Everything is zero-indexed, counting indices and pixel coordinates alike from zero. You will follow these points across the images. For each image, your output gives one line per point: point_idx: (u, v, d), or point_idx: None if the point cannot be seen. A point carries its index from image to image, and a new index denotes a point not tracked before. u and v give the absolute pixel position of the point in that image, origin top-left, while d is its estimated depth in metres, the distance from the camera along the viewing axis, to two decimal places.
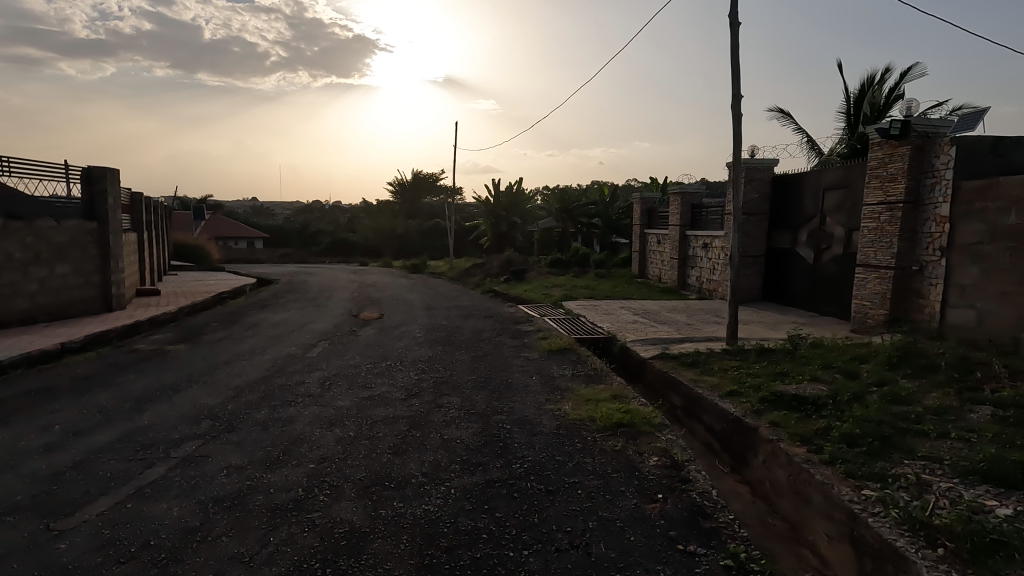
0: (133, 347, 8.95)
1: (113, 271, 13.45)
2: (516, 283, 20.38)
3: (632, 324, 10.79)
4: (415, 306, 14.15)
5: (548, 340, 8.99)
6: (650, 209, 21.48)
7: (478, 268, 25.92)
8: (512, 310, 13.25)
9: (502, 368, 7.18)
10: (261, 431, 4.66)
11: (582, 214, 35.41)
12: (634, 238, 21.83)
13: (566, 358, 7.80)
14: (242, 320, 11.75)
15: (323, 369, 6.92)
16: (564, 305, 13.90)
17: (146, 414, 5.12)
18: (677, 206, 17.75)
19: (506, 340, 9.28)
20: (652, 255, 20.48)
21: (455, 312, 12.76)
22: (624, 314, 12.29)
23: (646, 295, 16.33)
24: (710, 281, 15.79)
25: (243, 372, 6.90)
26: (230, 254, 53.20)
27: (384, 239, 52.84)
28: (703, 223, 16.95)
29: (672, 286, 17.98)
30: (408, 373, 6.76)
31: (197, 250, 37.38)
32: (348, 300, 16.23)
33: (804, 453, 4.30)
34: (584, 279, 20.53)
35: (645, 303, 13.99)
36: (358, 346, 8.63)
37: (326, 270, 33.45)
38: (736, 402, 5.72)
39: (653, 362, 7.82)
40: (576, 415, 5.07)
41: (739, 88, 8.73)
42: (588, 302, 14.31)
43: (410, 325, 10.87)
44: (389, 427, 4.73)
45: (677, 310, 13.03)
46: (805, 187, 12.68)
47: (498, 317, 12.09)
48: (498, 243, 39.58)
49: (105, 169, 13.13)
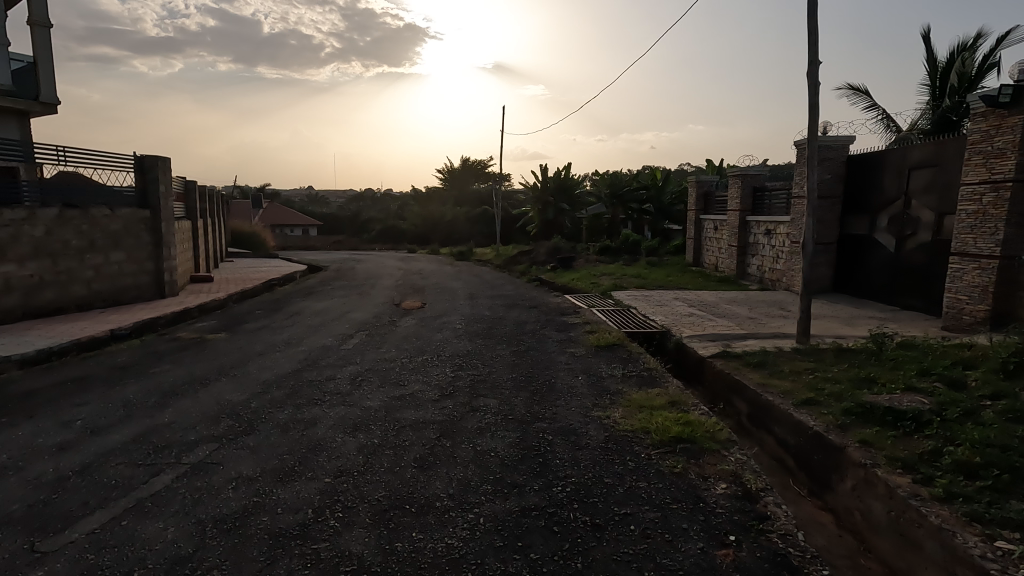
0: (176, 335, 8.94)
1: (165, 258, 13.72)
2: (563, 271, 19.70)
3: (688, 318, 9.98)
4: (458, 295, 13.76)
5: (596, 335, 8.35)
6: (706, 193, 20.25)
7: (525, 255, 25.39)
8: (558, 300, 12.65)
9: (546, 365, 6.62)
10: (280, 435, 4.31)
11: (632, 199, 34.22)
12: (689, 224, 20.67)
13: (615, 355, 7.17)
14: (285, 309, 11.70)
15: (356, 364, 6.57)
16: (613, 295, 13.18)
17: (168, 410, 4.88)
18: (737, 190, 16.56)
19: (551, 333, 8.71)
20: (709, 242, 19.31)
21: (499, 302, 12.27)
22: (679, 305, 11.45)
23: (702, 285, 15.33)
24: (773, 270, 14.65)
25: (275, 364, 6.66)
26: (285, 242, 54.79)
27: (433, 227, 53.09)
28: (767, 208, 15.71)
29: (730, 275, 16.87)
30: (445, 369, 6.32)
31: (253, 238, 38.53)
32: (392, 288, 16.05)
33: (909, 485, 3.55)
34: (635, 268, 19.64)
35: (701, 294, 13.08)
36: (395, 338, 8.28)
37: (375, 258, 33.75)
38: (815, 414, 4.94)
39: (714, 361, 7.06)
40: (628, 426, 4.46)
41: (815, 54, 7.74)
42: (639, 292, 13.51)
43: (451, 316, 10.45)
44: (417, 434, 4.28)
45: (737, 302, 12.05)
46: (886, 166, 11.39)
47: (544, 307, 11.53)
48: (546, 230, 38.90)
49: (156, 158, 13.33)
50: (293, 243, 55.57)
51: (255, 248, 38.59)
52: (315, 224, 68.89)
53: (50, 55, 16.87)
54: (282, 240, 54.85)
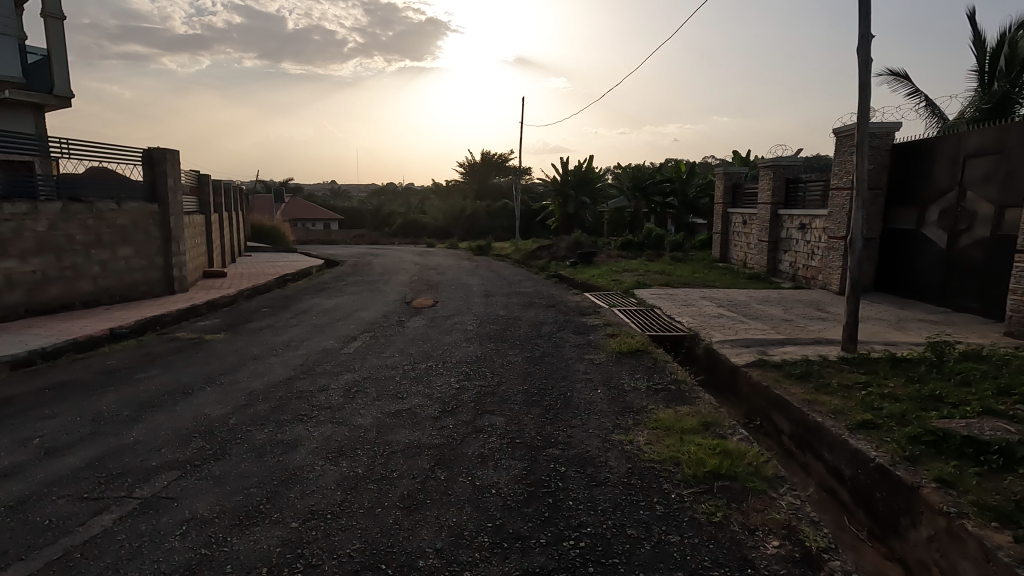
0: (175, 335, 8.54)
1: (175, 253, 13.42)
2: (584, 267, 18.97)
3: (718, 320, 9.24)
4: (474, 292, 13.18)
5: (619, 339, 7.69)
6: (734, 185, 19.28)
7: (545, 250, 24.71)
8: (578, 299, 11.99)
9: (562, 374, 6.00)
10: (254, 460, 3.78)
11: (656, 192, 33.22)
12: (716, 218, 19.73)
13: (640, 363, 6.49)
14: (293, 306, 11.27)
15: (355, 372, 6.04)
16: (636, 293, 12.45)
17: (138, 426, 4.39)
18: (769, 181, 15.62)
19: (568, 336, 8.09)
20: (737, 237, 18.39)
21: (515, 300, 11.65)
22: (707, 305, 10.69)
23: (731, 283, 14.47)
24: (808, 267, 13.73)
25: (268, 370, 6.16)
26: (306, 236, 54.93)
27: (452, 221, 52.64)
28: (801, 201, 14.76)
29: (760, 272, 15.96)
30: (450, 379, 5.74)
31: (273, 233, 38.50)
32: (406, 284, 15.55)
33: (1010, 544, 2.86)
34: (659, 263, 18.81)
35: (731, 292, 12.27)
36: (402, 341, 7.73)
37: (393, 252, 33.37)
38: (876, 442, 4.23)
39: (750, 372, 6.34)
40: (655, 456, 3.81)
41: (868, 27, 6.89)
42: (664, 290, 12.76)
43: (463, 315, 9.88)
44: (410, 463, 3.70)
45: (771, 301, 11.22)
46: (938, 155, 10.42)
47: (562, 307, 10.88)
48: (567, 224, 38.10)
49: (165, 150, 13.00)
50: (314, 237, 55.73)
51: (275, 243, 38.58)
52: (335, 218, 69.06)
53: (64, 47, 16.71)
54: (303, 235, 54.97)
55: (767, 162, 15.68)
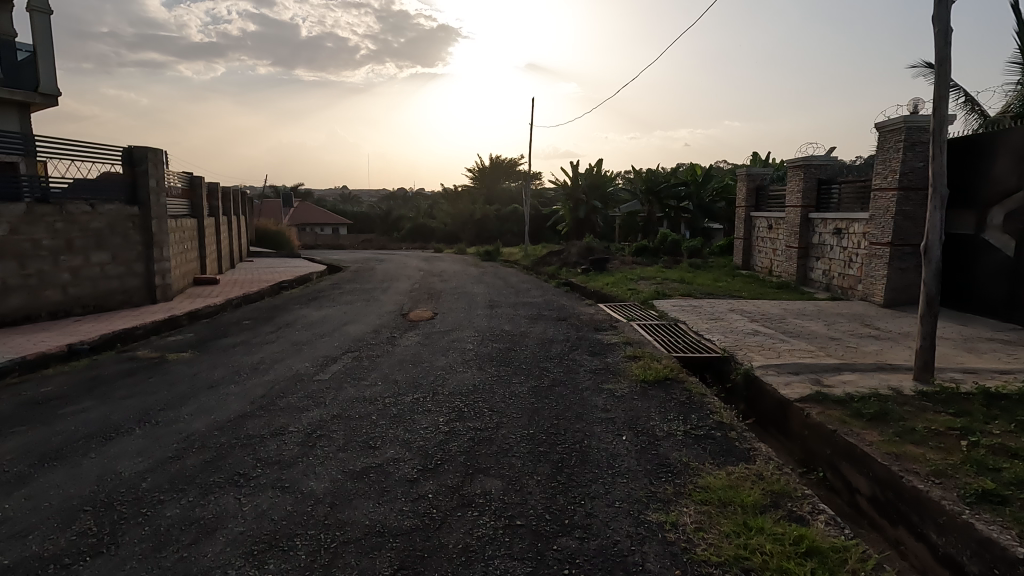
0: (136, 352, 7.55)
1: (157, 259, 12.49)
2: (596, 274, 17.83)
3: (755, 338, 8.06)
4: (479, 303, 12.11)
5: (641, 362, 6.53)
6: (759, 187, 18.04)
7: (555, 256, 23.62)
8: (592, 311, 10.84)
9: (577, 412, 4.87)
10: (147, 556, 2.71)
11: (670, 196, 32.05)
12: (739, 222, 18.49)
13: (671, 395, 5.37)
14: (278, 318, 10.25)
15: (323, 408, 4.96)
16: (656, 304, 11.32)
17: (20, 490, 3.36)
18: (799, 182, 14.41)
19: (583, 357, 6.97)
20: (762, 242, 17.15)
21: (523, 313, 10.55)
22: (738, 319, 9.51)
23: (760, 293, 13.24)
24: (845, 276, 12.53)
25: (221, 402, 5.11)
26: (314, 241, 54.24)
27: (461, 225, 51.73)
28: (836, 204, 13.52)
29: (789, 280, 14.75)
30: (440, 420, 4.65)
31: (278, 238, 37.70)
32: (406, 292, 14.49)
33: None
34: (677, 271, 17.63)
35: (762, 304, 11.10)
36: (389, 363, 6.65)
37: (399, 258, 32.43)
38: (1014, 528, 3.07)
39: (809, 408, 5.15)
40: (713, 555, 2.70)
41: None
42: (688, 301, 11.58)
43: (463, 331, 8.78)
44: (365, 567, 2.61)
45: (809, 315, 10.01)
46: (1002, 150, 9.21)
47: (575, 320, 9.77)
48: (578, 229, 37.02)
49: (147, 148, 12.11)
50: (322, 242, 55.08)
51: (280, 247, 37.79)
52: (345, 223, 68.53)
53: (50, 43, 15.96)
54: (311, 239, 54.32)
55: (797, 162, 14.45)
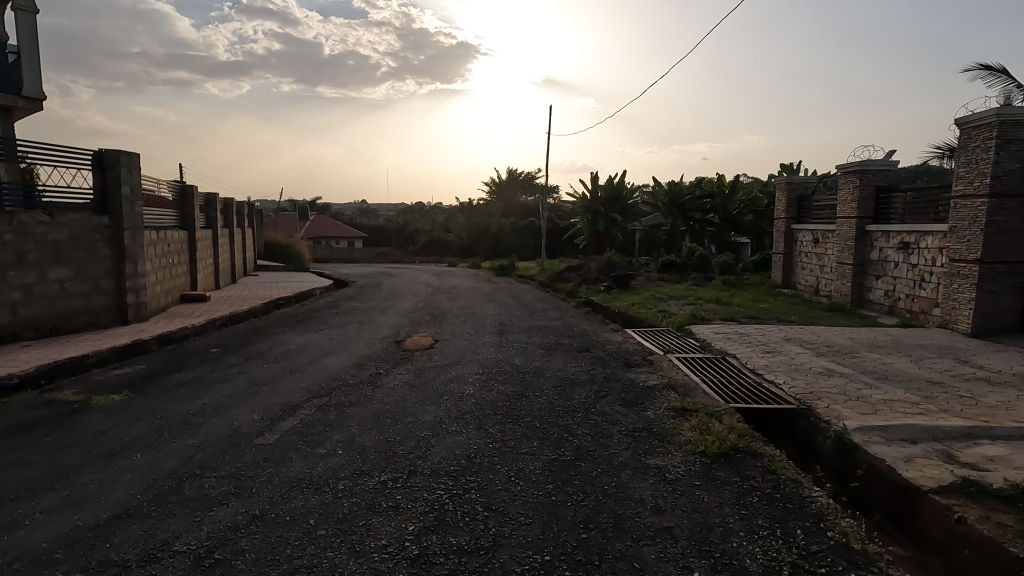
0: (59, 393, 6.15)
1: (129, 275, 11.22)
2: (620, 292, 16.22)
3: (830, 380, 6.38)
4: (487, 327, 10.55)
5: (695, 419, 4.87)
6: (800, 197, 16.33)
7: (573, 271, 22.06)
8: (619, 340, 9.21)
9: (616, 518, 3.25)
10: None
11: (694, 209, 30.51)
12: (779, 237, 16.72)
13: (748, 481, 3.73)
14: (252, 345, 8.82)
15: (242, 500, 3.41)
16: (694, 330, 9.68)
17: None
18: (853, 190, 12.68)
19: (615, 409, 5.37)
20: (806, 258, 15.39)
21: (538, 341, 8.98)
22: (800, 353, 7.82)
23: (812, 317, 11.49)
24: (915, 298, 10.75)
25: (104, 485, 3.61)
26: (327, 254, 53.35)
27: (477, 239, 50.53)
28: (900, 214, 11.76)
29: (842, 301, 12.98)
30: (410, 530, 3.09)
31: (288, 251, 36.65)
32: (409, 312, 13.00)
33: None
34: (710, 289, 15.93)
35: (821, 332, 9.39)
36: (361, 416, 5.10)
37: (410, 272, 31.20)
38: None
39: (961, 509, 3.47)
40: None
41: None
42: (732, 327, 9.90)
43: (464, 365, 7.23)
44: None
45: (885, 346, 8.27)
46: None
47: (600, 351, 8.17)
48: (598, 243, 35.47)
49: (119, 152, 10.91)
50: (336, 255, 54.19)
51: (290, 260, 36.77)
52: (360, 236, 67.94)
53: (35, 44, 14.99)
54: (324, 252, 53.48)
55: (851, 167, 12.73)
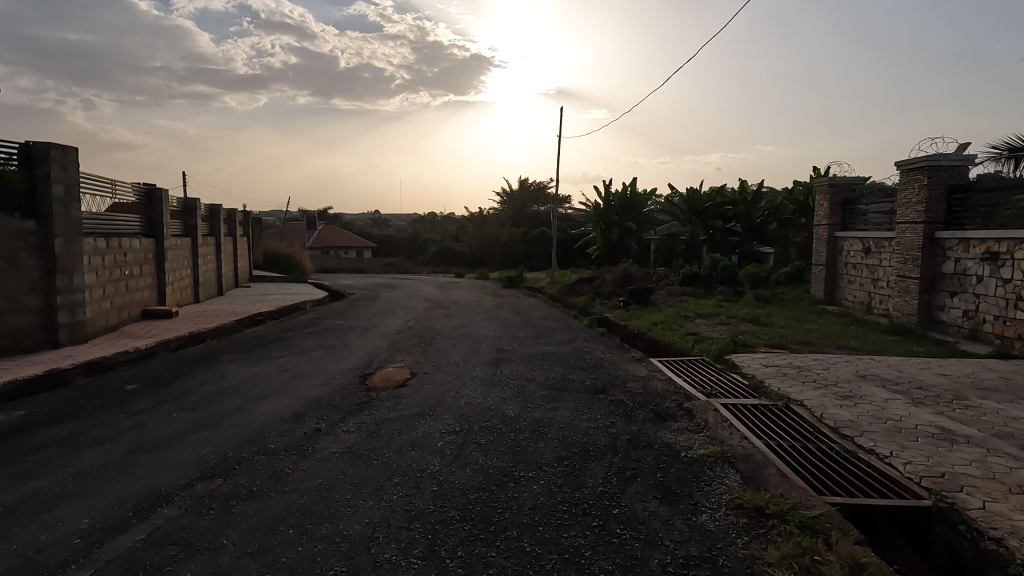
0: None
1: (62, 290, 9.52)
2: (639, 309, 14.28)
3: (959, 450, 4.42)
4: (482, 354, 8.70)
5: (789, 543, 2.95)
6: (845, 201, 14.37)
7: (586, 284, 20.18)
8: (643, 375, 7.29)
9: None
10: None
11: (715, 218, 28.94)
12: (821, 246, 14.70)
13: None
14: (182, 380, 7.01)
15: None
16: (737, 361, 7.73)
17: None
18: (919, 190, 10.69)
19: (652, 508, 3.46)
20: (855, 270, 13.40)
21: (541, 376, 7.08)
22: (889, 399, 5.87)
23: (876, 342, 9.48)
24: (1011, 320, 8.71)
25: None
26: (334, 265, 52.04)
27: (487, 248, 48.94)
28: (981, 219, 9.74)
29: (906, 321, 10.94)
30: None
31: (288, 262, 35.18)
32: (394, 333, 11.16)
33: None
34: (743, 306, 13.94)
35: (902, 366, 7.39)
36: (251, 525, 3.24)
37: (413, 283, 29.49)
38: None
39: None
40: None
41: None
42: (784, 357, 7.94)
43: (437, 417, 5.36)
44: None
45: (998, 389, 6.27)
46: None
47: (621, 394, 6.25)
48: (612, 254, 33.58)
49: (50, 145, 9.26)
50: (343, 266, 52.80)
51: (291, 271, 35.28)
52: (369, 246, 66.67)
53: None
54: (331, 262, 52.13)
55: (916, 164, 10.75)
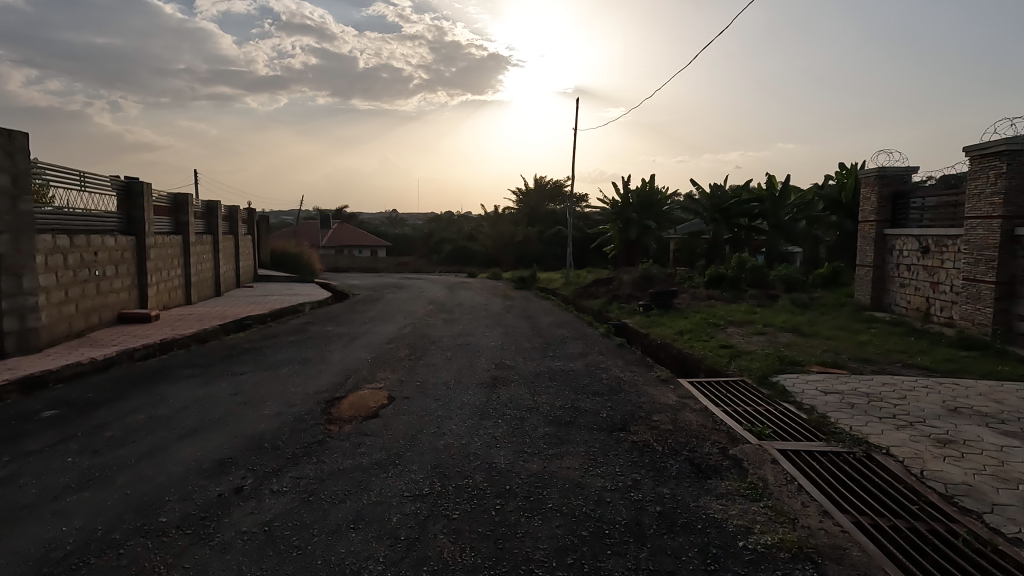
0: None
1: (8, 292, 8.43)
2: (662, 314, 12.86)
3: None
4: (479, 371, 7.40)
5: None
6: (896, 195, 12.77)
7: (603, 286, 18.77)
8: (671, 404, 5.93)
9: None
10: None
11: (740, 215, 27.47)
12: (868, 245, 13.11)
13: None
14: (113, 404, 5.83)
15: None
16: (786, 385, 6.32)
17: None
18: (993, 180, 9.13)
19: None
20: (910, 272, 11.82)
21: (545, 405, 5.75)
22: (1006, 448, 4.42)
23: (949, 359, 7.97)
24: None
25: None
26: (346, 264, 51.22)
27: (501, 248, 47.70)
28: None
29: (978, 332, 9.38)
30: None
31: (297, 261, 34.31)
32: (385, 341, 9.91)
33: None
34: (780, 312, 12.43)
35: (999, 395, 5.90)
36: None
37: (422, 284, 28.31)
38: None
39: None
40: None
41: None
42: (844, 381, 6.50)
43: (403, 470, 4.05)
44: None
45: None
46: None
47: (646, 435, 4.89)
48: (630, 253, 32.09)
49: None
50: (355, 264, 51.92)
51: (299, 270, 34.38)
52: (383, 245, 65.90)
53: None
54: (344, 261, 51.32)
55: (991, 149, 9.18)
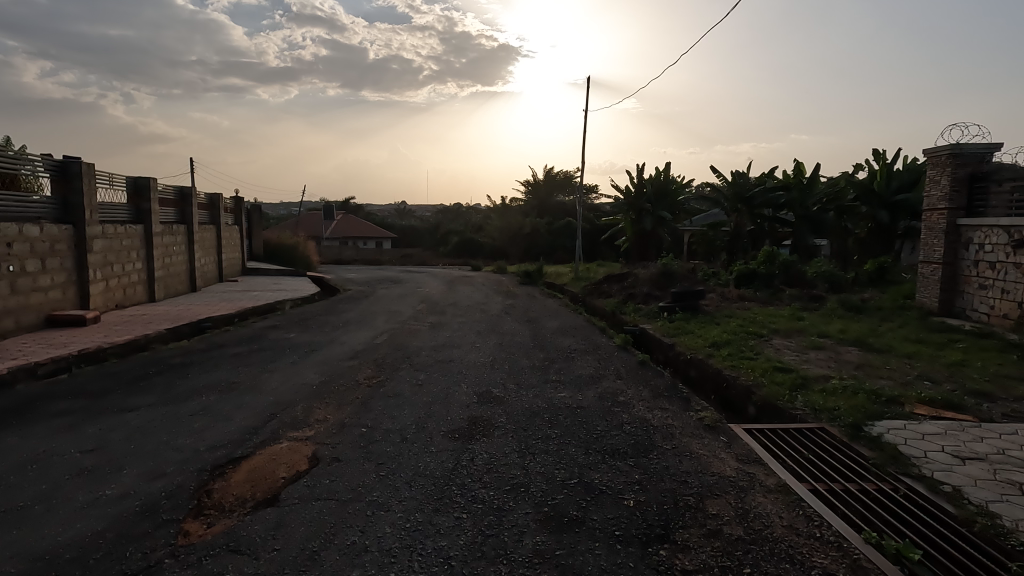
0: None
1: None
2: (689, 319, 10.82)
3: None
4: (453, 407, 5.42)
5: None
6: (973, 178, 10.55)
7: (618, 284, 16.69)
8: (730, 476, 3.92)
9: None
10: None
11: (764, 205, 25.02)
12: (935, 238, 10.94)
13: None
14: None
15: None
16: (895, 444, 4.30)
17: None
18: None
19: None
20: (995, 271, 9.69)
21: (539, 482, 3.77)
22: None
23: None
24: None
25: None
26: (349, 257, 49.45)
27: (509, 240, 45.64)
28: None
29: None
30: None
31: (292, 252, 32.54)
32: (348, 356, 7.97)
33: None
34: (832, 319, 10.33)
35: None
36: None
37: (422, 279, 26.38)
38: None
39: None
40: None
41: None
42: (980, 437, 4.44)
43: None
44: None
45: None
46: None
47: (706, 560, 2.89)
48: (645, 246, 29.91)
49: None
50: (359, 256, 50.19)
51: (295, 263, 32.61)
52: (389, 236, 64.33)
53: None
54: (349, 253, 49.57)
55: None
